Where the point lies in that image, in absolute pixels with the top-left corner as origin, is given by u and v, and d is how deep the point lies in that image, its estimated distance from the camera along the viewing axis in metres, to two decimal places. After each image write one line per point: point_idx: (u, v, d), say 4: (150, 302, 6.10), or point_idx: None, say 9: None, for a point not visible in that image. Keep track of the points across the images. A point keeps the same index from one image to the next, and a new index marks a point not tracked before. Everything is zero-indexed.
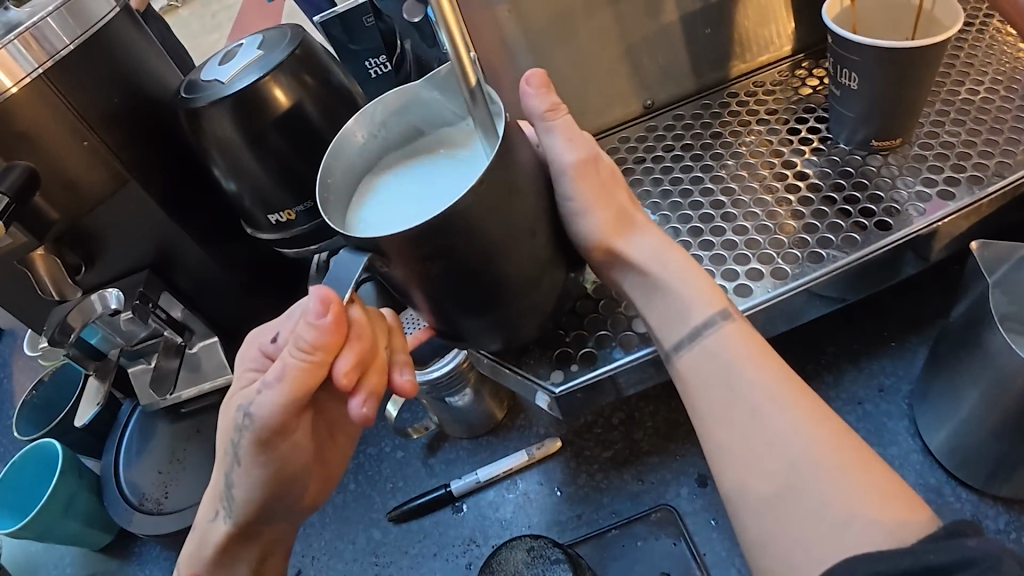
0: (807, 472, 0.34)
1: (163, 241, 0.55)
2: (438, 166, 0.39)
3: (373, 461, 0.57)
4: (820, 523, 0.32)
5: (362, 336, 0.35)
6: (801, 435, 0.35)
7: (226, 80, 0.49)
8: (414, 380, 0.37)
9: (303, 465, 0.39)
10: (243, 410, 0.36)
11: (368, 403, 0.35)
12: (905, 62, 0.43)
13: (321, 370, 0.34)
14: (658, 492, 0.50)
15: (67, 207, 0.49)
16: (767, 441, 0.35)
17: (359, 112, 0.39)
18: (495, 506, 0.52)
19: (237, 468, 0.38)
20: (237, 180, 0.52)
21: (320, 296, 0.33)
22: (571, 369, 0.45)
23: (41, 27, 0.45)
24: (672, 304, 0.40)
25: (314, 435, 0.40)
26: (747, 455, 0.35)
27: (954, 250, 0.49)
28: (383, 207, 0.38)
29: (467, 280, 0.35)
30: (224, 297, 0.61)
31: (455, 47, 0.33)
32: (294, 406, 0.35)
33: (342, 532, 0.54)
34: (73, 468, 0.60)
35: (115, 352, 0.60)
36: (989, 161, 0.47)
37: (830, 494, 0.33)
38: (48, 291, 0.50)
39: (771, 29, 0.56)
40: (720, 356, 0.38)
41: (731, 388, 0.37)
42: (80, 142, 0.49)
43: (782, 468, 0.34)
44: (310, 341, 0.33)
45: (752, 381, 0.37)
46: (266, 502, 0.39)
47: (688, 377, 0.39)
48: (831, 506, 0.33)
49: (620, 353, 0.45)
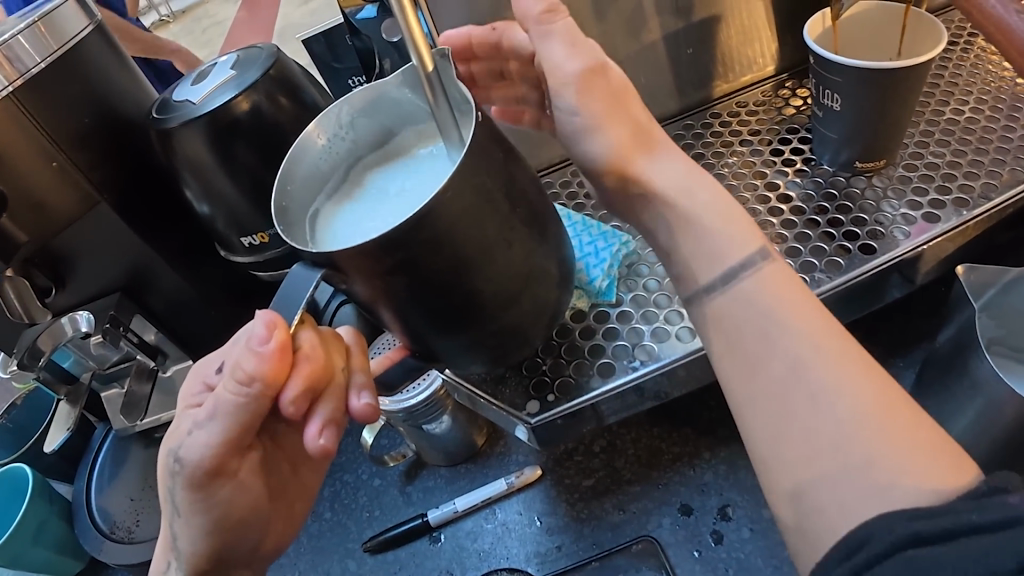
0: (854, 432, 0.27)
1: (136, 263, 0.54)
2: (406, 169, 0.40)
3: (350, 489, 0.56)
4: (853, 486, 0.26)
5: (311, 360, 0.34)
6: (843, 392, 0.28)
7: (198, 100, 0.48)
8: (373, 403, 0.37)
9: (252, 507, 0.38)
10: (173, 455, 0.36)
11: (325, 433, 0.35)
12: (888, 80, 0.42)
13: (264, 399, 0.34)
14: (640, 522, 0.48)
15: (36, 228, 0.48)
16: (807, 397, 0.28)
17: (321, 113, 0.39)
18: (473, 537, 0.51)
19: (178, 518, 0.37)
20: (211, 203, 0.51)
21: (265, 321, 0.32)
22: (548, 400, 0.43)
23: (12, 45, 0.44)
24: (695, 240, 0.33)
25: (264, 472, 0.38)
26: (780, 411, 0.29)
27: (940, 274, 0.48)
28: (348, 211, 0.39)
29: (434, 301, 0.34)
30: (199, 318, 0.60)
31: (412, 40, 0.34)
32: (232, 441, 0.35)
33: (317, 563, 0.53)
34: (44, 494, 0.58)
35: (87, 375, 0.59)
36: (975, 182, 0.46)
37: (878, 455, 0.27)
38: (18, 316, 0.48)
39: (753, 48, 0.55)
40: (758, 298, 0.31)
41: (766, 337, 0.30)
42: (49, 163, 0.48)
43: (816, 427, 0.28)
44: (249, 371, 0.33)
45: (797, 333, 0.29)
46: (217, 552, 0.37)
47: (716, 320, 0.32)
48: (869, 471, 0.26)
49: (599, 382, 0.43)
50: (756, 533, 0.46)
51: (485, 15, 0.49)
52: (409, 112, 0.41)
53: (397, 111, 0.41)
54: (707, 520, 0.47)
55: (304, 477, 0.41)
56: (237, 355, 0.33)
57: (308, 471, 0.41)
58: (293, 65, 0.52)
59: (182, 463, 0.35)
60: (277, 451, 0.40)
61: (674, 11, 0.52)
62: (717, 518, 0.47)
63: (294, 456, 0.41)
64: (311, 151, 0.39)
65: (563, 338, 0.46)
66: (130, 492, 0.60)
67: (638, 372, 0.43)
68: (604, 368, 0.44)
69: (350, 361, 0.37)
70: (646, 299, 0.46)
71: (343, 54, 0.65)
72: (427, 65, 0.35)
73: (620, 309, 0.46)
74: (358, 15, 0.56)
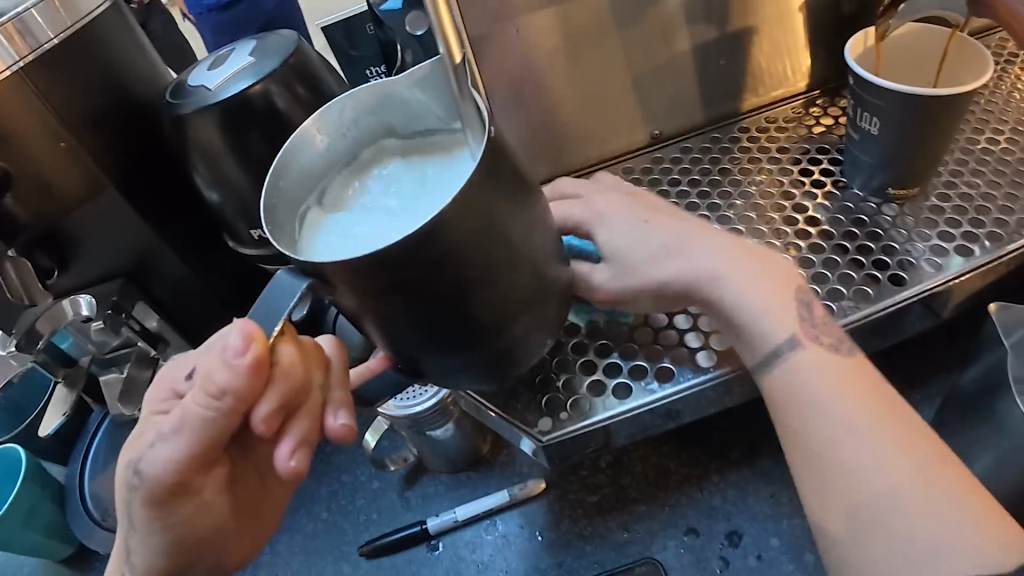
0: (889, 507, 0.32)
1: (142, 249, 0.53)
2: (416, 169, 0.38)
3: (347, 490, 0.55)
4: (889, 555, 0.32)
5: (288, 376, 0.33)
6: (881, 454, 0.33)
7: (214, 86, 0.46)
8: (350, 424, 0.35)
9: (214, 525, 0.36)
10: (135, 467, 0.34)
11: (296, 454, 0.34)
12: (933, 108, 0.41)
13: (235, 414, 0.33)
14: (644, 543, 0.47)
15: (40, 209, 0.47)
16: (871, 488, 0.33)
17: (321, 112, 0.37)
18: (472, 547, 0.50)
19: (135, 532, 0.36)
20: (221, 190, 0.49)
21: (243, 332, 0.31)
22: (560, 418, 0.42)
23: (24, 19, 0.43)
24: (737, 319, 0.38)
25: (230, 488, 0.37)
26: (842, 444, 0.34)
27: (967, 308, 0.46)
28: (346, 215, 0.37)
29: (442, 316, 0.33)
30: (202, 307, 0.58)
31: (446, 40, 0.32)
32: (197, 456, 0.34)
33: (311, 564, 0.52)
34: (36, 478, 0.58)
35: (85, 359, 0.57)
36: (1009, 216, 0.45)
37: (913, 527, 0.32)
38: (19, 295, 0.46)
39: (785, 63, 0.54)
40: (802, 379, 0.36)
41: (822, 419, 0.35)
42: (58, 143, 0.46)
43: (864, 482, 0.33)
44: (220, 384, 0.32)
45: (840, 414, 0.34)
46: (175, 569, 0.36)
47: (775, 394, 0.37)
48: (913, 538, 0.32)
49: (613, 402, 0.42)
50: (763, 561, 0.45)
51: (513, 16, 0.48)
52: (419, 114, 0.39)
53: (405, 110, 0.39)
54: (713, 545, 0.46)
55: (274, 492, 0.40)
56: (210, 367, 0.32)
57: (277, 484, 0.40)
58: (313, 54, 0.50)
59: (141, 476, 0.34)
60: (247, 465, 0.38)
61: (707, 21, 0.51)
62: (724, 544, 0.46)
63: (264, 469, 0.39)
64: (309, 150, 0.37)
65: (575, 355, 0.45)
66: None
67: (651, 397, 0.42)
68: (608, 389, 0.43)
69: (330, 377, 0.36)
70: (664, 319, 0.45)
71: (361, 42, 0.63)
72: (457, 59, 0.33)
73: (637, 328, 0.45)
74: (382, 6, 0.54)
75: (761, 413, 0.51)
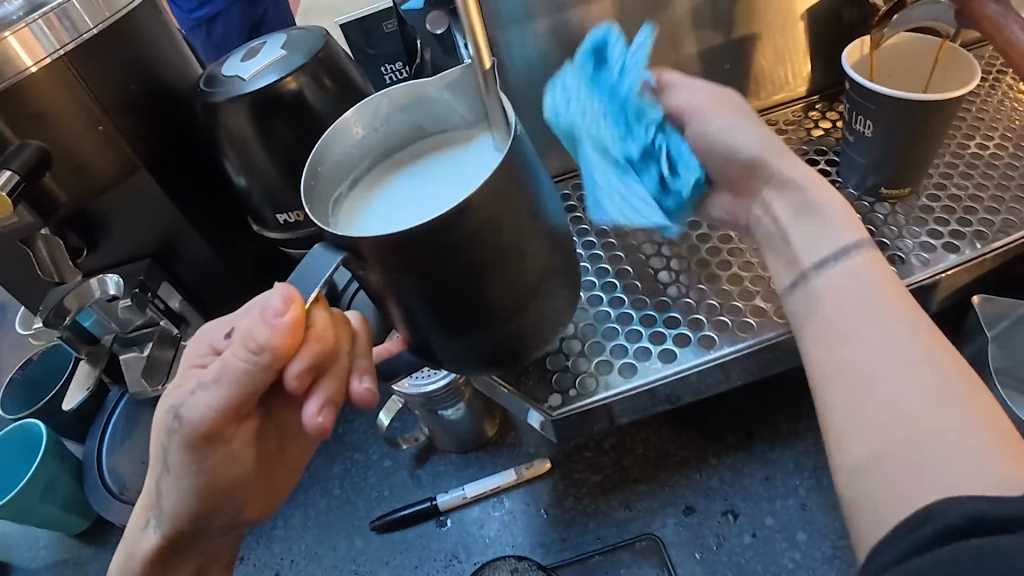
0: (934, 408, 0.27)
1: (168, 231, 0.55)
2: (442, 162, 0.41)
3: (360, 468, 0.57)
4: (899, 460, 0.26)
5: (321, 337, 0.35)
6: (917, 355, 0.28)
7: (247, 77, 0.49)
8: (373, 388, 0.39)
9: (239, 475, 0.39)
10: (174, 412, 0.37)
11: (323, 411, 0.37)
12: (924, 112, 0.44)
13: (271, 371, 0.35)
14: (644, 521, 0.50)
15: (76, 189, 0.49)
16: (890, 382, 0.28)
17: (360, 106, 0.40)
18: (480, 523, 0.52)
19: (167, 477, 0.38)
20: (248, 175, 0.51)
21: (285, 294, 0.34)
22: (569, 394, 0.45)
23: (67, 9, 0.46)
24: (817, 227, 0.33)
25: (255, 442, 0.40)
26: (846, 338, 0.30)
27: (954, 303, 0.49)
28: (376, 206, 0.39)
29: (456, 297, 0.36)
30: (223, 290, 0.60)
31: (477, 47, 0.35)
32: (233, 406, 0.36)
33: (324, 537, 0.54)
34: (56, 452, 0.60)
35: (108, 338, 0.59)
36: (995, 217, 0.47)
37: (948, 438, 0.26)
38: (49, 273, 0.50)
39: (787, 70, 0.56)
40: (858, 281, 0.30)
41: (867, 318, 0.29)
42: (95, 127, 0.49)
43: (895, 390, 0.27)
44: (261, 340, 0.34)
45: (886, 308, 0.29)
46: (200, 516, 0.39)
47: (809, 298, 0.32)
48: (949, 451, 0.26)
49: (619, 380, 0.45)
50: (758, 538, 0.48)
51: (531, 18, 0.50)
52: (447, 116, 0.42)
53: (435, 111, 0.42)
54: (711, 524, 0.49)
55: (291, 454, 0.43)
56: (252, 325, 0.34)
57: (296, 449, 0.43)
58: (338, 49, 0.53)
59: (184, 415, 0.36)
60: (271, 422, 0.41)
61: (713, 27, 0.53)
62: (720, 522, 0.49)
63: (284, 429, 0.42)
64: (345, 140, 0.40)
65: (583, 336, 0.47)
66: (141, 456, 0.61)
67: (655, 375, 0.44)
68: (609, 367, 0.45)
69: (355, 345, 0.39)
70: (668, 305, 0.48)
71: (380, 42, 0.66)
72: (485, 63, 0.35)
73: (644, 312, 0.47)
74: (404, 6, 0.57)
75: (758, 401, 0.53)
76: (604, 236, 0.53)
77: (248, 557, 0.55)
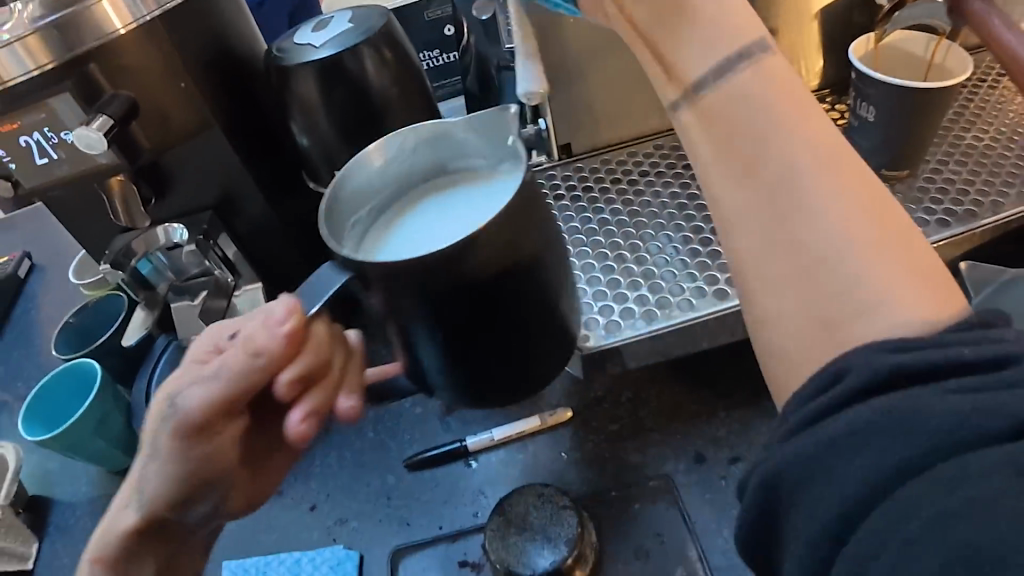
0: (840, 245, 0.30)
1: (230, 185, 0.60)
2: (460, 199, 0.45)
3: (393, 414, 0.62)
4: (810, 301, 0.31)
5: (314, 349, 0.40)
6: (833, 202, 0.31)
7: (317, 46, 0.54)
8: (356, 408, 0.43)
9: (221, 472, 0.43)
10: (171, 400, 0.42)
11: (306, 420, 0.41)
12: (922, 98, 0.49)
13: (263, 380, 0.40)
14: (658, 465, 0.54)
15: (156, 137, 0.54)
16: (800, 211, 0.32)
17: (381, 141, 0.45)
18: (505, 463, 0.56)
19: (151, 462, 0.42)
20: (310, 137, 0.57)
21: (287, 306, 0.39)
22: (597, 334, 0.50)
23: None
24: (698, 43, 0.36)
25: (241, 444, 0.44)
26: (758, 175, 0.33)
27: (947, 276, 0.54)
28: (398, 236, 0.44)
29: (460, 300, 0.39)
30: (277, 245, 0.65)
31: None
32: (225, 402, 0.41)
33: (359, 474, 0.59)
34: (110, 389, 0.64)
35: (164, 286, 0.64)
36: (985, 199, 0.53)
37: (860, 270, 0.30)
38: (120, 218, 0.56)
39: (800, 65, 0.62)
40: (750, 96, 0.34)
41: (766, 141, 0.33)
42: (178, 84, 0.53)
43: (806, 224, 0.31)
44: (260, 345, 0.39)
45: (793, 137, 0.32)
46: (177, 502, 0.43)
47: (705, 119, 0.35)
48: (858, 283, 0.30)
49: (642, 324, 0.50)
50: None
51: None
52: (464, 153, 0.47)
53: (454, 147, 0.47)
54: (719, 468, 0.53)
55: (270, 476, 0.47)
56: (253, 332, 0.40)
57: (282, 453, 0.47)
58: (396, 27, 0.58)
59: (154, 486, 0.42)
60: (257, 438, 0.46)
61: None
62: (727, 468, 0.53)
63: (270, 444, 0.47)
64: (367, 169, 0.45)
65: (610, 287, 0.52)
66: None
67: (674, 319, 0.50)
68: (634, 314, 0.50)
69: (348, 370, 0.44)
70: (687, 263, 0.53)
71: None
72: None
73: (666, 268, 0.53)
74: None
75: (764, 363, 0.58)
76: (631, 206, 0.58)
77: (287, 490, 0.59)
